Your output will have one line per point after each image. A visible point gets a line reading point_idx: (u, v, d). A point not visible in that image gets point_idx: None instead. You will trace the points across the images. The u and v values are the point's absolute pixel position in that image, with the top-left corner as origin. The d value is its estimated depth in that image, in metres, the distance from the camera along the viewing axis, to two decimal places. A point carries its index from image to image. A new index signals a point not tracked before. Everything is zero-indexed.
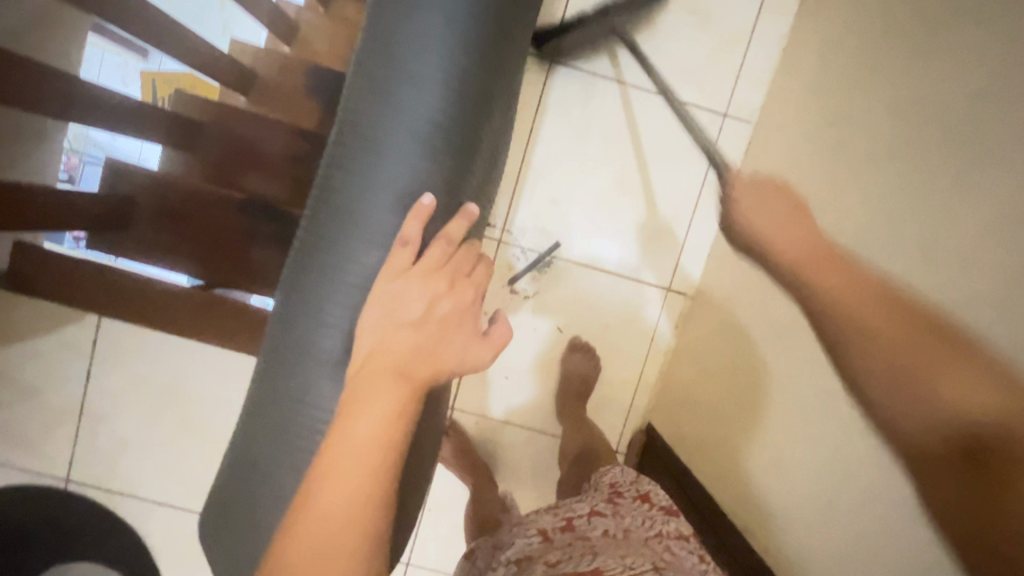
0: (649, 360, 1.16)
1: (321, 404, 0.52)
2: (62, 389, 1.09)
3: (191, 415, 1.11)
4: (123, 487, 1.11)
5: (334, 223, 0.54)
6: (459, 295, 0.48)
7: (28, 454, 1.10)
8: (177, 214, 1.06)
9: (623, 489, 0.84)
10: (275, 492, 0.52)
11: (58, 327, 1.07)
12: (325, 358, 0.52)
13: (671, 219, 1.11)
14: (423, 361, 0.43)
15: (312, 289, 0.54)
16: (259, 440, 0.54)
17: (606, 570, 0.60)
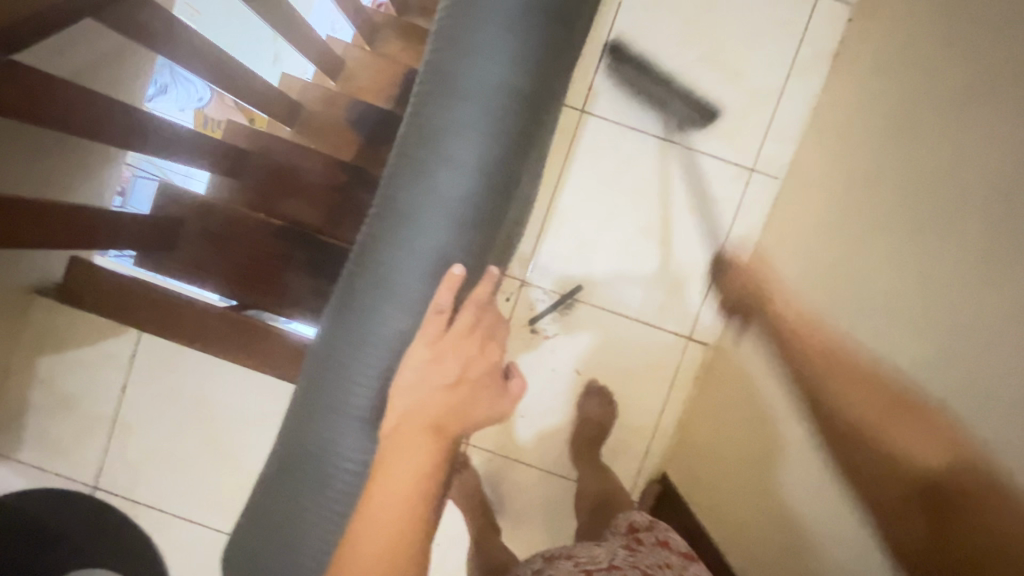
0: (667, 408, 1.15)
1: (348, 457, 0.55)
2: (98, 398, 1.14)
3: (214, 431, 1.14)
4: (144, 498, 1.15)
5: (369, 285, 0.58)
6: (488, 357, 0.50)
7: (60, 460, 1.14)
8: (219, 235, 1.12)
9: (642, 533, 0.83)
10: (302, 530, 0.56)
11: (102, 339, 1.13)
12: (354, 414, 0.55)
13: (695, 269, 1.12)
14: (453, 422, 0.46)
15: (343, 348, 0.57)
16: (285, 481, 0.58)
17: None
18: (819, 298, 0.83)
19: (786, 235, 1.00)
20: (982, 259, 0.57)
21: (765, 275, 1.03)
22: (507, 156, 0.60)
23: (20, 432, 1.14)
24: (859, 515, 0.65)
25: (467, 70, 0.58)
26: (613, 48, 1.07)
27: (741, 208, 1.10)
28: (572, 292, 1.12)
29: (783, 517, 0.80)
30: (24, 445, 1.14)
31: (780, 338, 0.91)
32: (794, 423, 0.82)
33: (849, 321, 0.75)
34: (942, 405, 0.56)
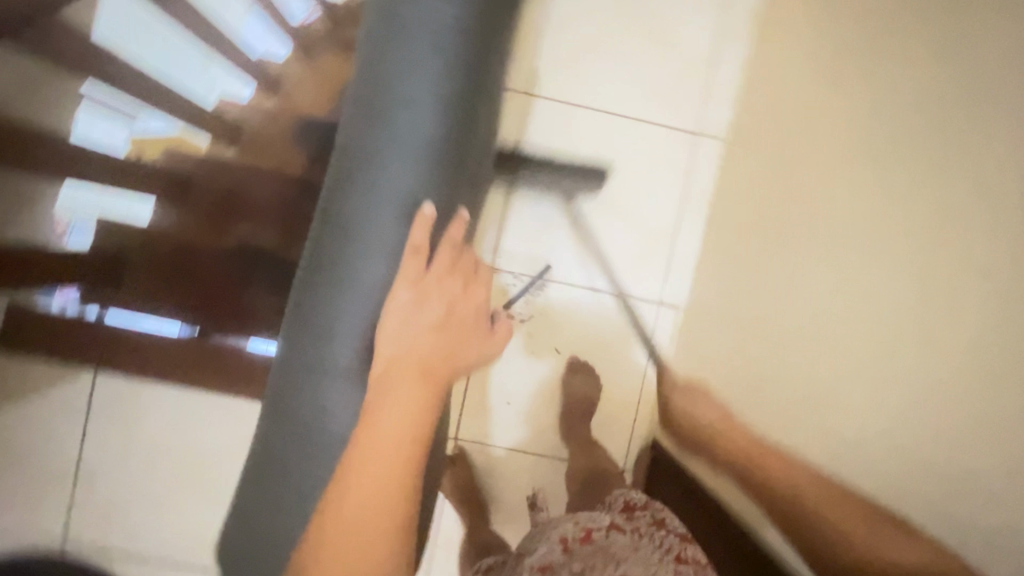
0: (649, 375, 1.16)
1: (346, 391, 0.64)
2: (56, 450, 1.06)
3: (190, 465, 1.08)
4: (122, 547, 1.08)
5: (339, 253, 0.65)
6: (471, 295, 0.63)
7: (21, 522, 1.06)
8: (169, 264, 1.06)
9: (638, 511, 0.86)
10: (313, 466, 0.64)
11: (53, 386, 1.05)
12: (348, 354, 0.63)
13: (655, 234, 1.14)
14: (441, 361, 0.58)
15: (326, 308, 0.66)
16: (293, 420, 0.66)
17: None
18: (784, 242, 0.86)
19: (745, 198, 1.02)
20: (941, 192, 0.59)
21: (725, 232, 1.06)
22: (462, 100, 0.65)
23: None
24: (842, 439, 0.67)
25: (411, 21, 0.63)
26: (555, 26, 1.08)
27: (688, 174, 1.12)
28: (542, 273, 1.12)
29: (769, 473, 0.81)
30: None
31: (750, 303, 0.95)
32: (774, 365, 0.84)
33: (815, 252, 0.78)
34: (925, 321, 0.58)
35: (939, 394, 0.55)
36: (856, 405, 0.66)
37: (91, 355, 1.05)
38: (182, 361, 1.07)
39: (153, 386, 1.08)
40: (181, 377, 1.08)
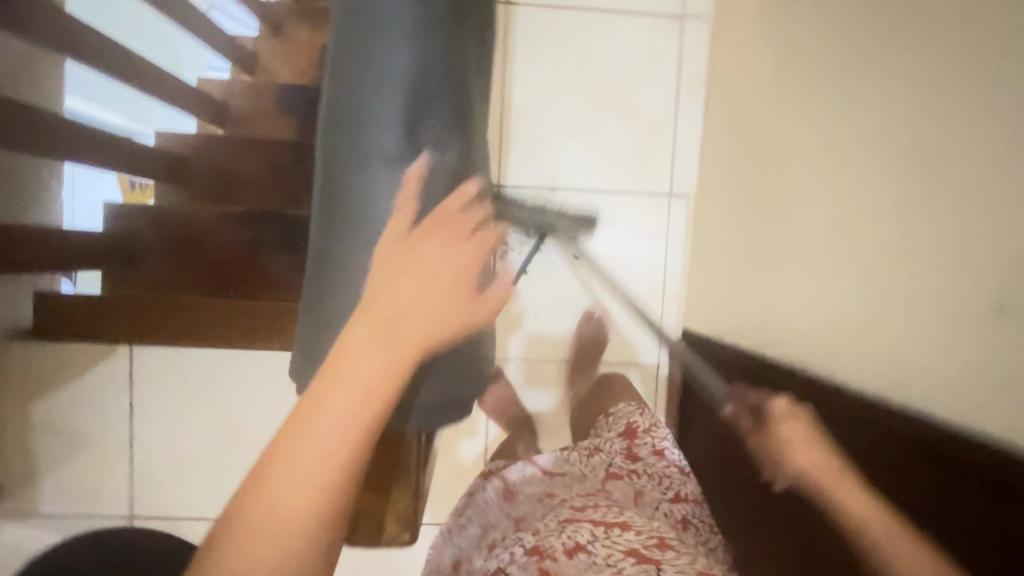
0: (670, 262, 1.22)
1: (386, 164, 0.75)
2: (107, 427, 1.08)
3: (239, 422, 1.12)
4: (186, 511, 1.11)
5: (351, 139, 0.76)
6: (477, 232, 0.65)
7: (83, 503, 1.08)
8: (183, 238, 1.12)
9: (640, 441, 0.97)
10: (361, 236, 0.75)
11: (91, 367, 1.08)
12: (385, 133, 0.75)
13: (656, 122, 1.19)
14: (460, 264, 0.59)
15: (343, 181, 0.77)
16: (340, 202, 0.77)
17: (634, 526, 0.67)
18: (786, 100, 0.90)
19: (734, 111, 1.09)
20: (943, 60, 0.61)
21: (724, 107, 1.13)
22: None
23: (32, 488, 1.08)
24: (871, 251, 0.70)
25: None
26: None
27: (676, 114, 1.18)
28: (552, 182, 1.18)
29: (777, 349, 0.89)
30: (39, 501, 1.08)
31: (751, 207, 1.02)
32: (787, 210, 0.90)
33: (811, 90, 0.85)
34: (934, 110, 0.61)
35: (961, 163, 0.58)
36: (855, 219, 0.74)
37: (122, 330, 1.08)
38: (213, 324, 1.11)
39: (187, 351, 1.11)
40: (211, 339, 1.10)
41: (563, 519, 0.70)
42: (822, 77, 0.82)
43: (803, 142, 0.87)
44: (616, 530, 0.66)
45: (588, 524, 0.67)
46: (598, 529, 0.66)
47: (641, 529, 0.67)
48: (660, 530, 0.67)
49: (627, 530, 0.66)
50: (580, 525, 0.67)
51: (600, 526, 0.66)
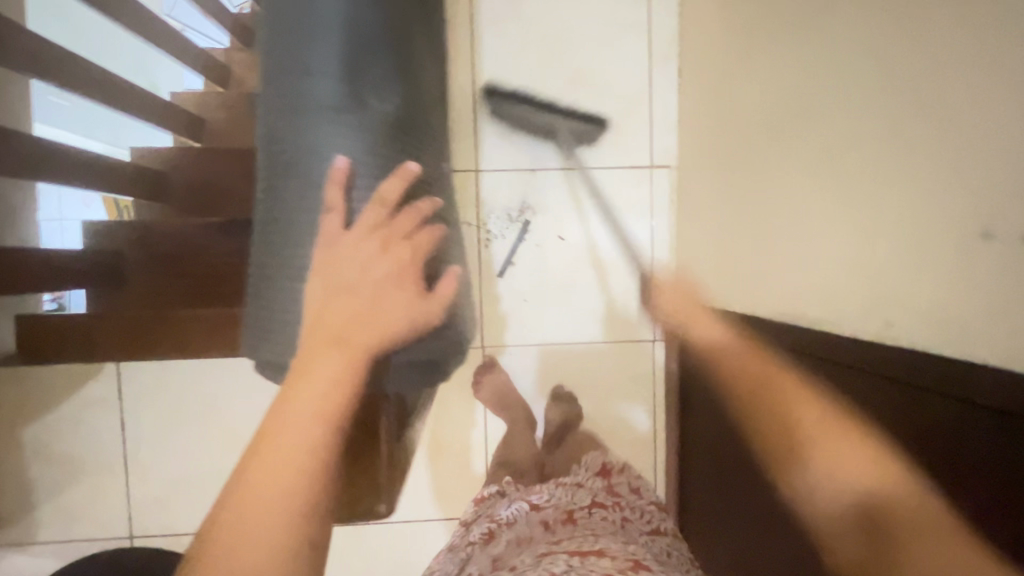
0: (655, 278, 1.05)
1: (330, 140, 0.64)
2: (101, 447, 1.08)
3: (230, 434, 1.10)
4: (186, 526, 1.11)
5: (293, 157, 0.65)
6: (394, 253, 0.65)
7: (86, 522, 1.09)
8: (164, 253, 1.06)
9: (616, 475, 0.87)
10: (301, 232, 0.65)
11: (80, 387, 1.07)
12: (321, 105, 0.63)
13: (635, 104, 1.01)
14: (365, 328, 0.60)
15: (283, 211, 0.67)
16: (277, 178, 0.67)
17: (610, 552, 0.59)
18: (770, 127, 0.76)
19: (699, 53, 0.94)
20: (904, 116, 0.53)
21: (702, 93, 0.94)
22: None
23: (32, 515, 1.08)
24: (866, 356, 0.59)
25: None
26: None
27: (654, 114, 1.01)
28: (524, 187, 1.01)
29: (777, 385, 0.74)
30: (42, 525, 1.08)
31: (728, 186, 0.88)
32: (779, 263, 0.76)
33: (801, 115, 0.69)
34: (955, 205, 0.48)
35: (983, 286, 0.46)
36: (836, 288, 0.64)
37: (107, 347, 1.05)
38: (193, 334, 1.06)
39: (174, 365, 1.08)
40: (196, 351, 1.07)
41: (540, 554, 0.60)
42: (810, 105, 0.67)
43: (786, 174, 0.73)
44: (592, 559, 0.57)
45: (563, 556, 0.58)
46: (573, 559, 0.57)
47: (618, 555, 0.59)
48: (637, 554, 0.60)
49: (602, 558, 0.57)
50: (555, 557, 0.58)
51: (576, 555, 0.58)
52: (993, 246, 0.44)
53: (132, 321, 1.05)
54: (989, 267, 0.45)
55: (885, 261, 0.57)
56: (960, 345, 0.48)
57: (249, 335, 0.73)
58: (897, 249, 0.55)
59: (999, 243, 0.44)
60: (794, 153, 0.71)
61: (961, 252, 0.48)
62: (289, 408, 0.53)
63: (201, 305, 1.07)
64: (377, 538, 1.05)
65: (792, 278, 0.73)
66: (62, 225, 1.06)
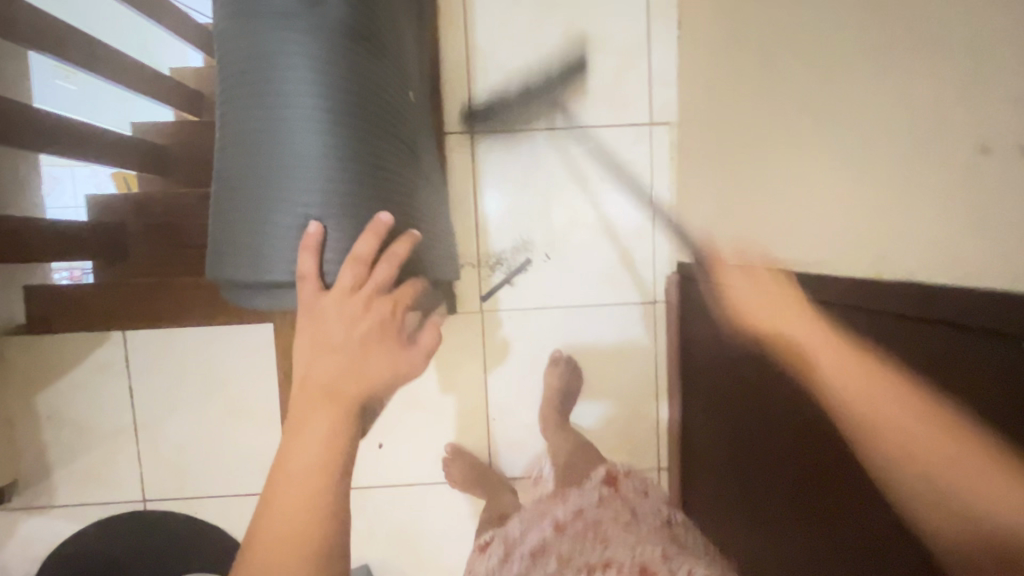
0: (657, 234, 1.02)
1: (291, 58, 0.57)
2: (110, 413, 1.11)
3: (232, 397, 1.11)
4: (195, 488, 1.13)
5: (256, 85, 0.59)
6: (377, 311, 0.61)
7: (99, 485, 1.12)
8: (164, 222, 1.07)
9: (623, 481, 1.00)
10: (276, 168, 0.59)
11: (88, 354, 1.09)
12: (280, 16, 0.57)
13: (631, 55, 0.98)
14: (350, 383, 0.60)
15: (250, 140, 0.60)
16: (237, 110, 0.60)
17: (617, 561, 0.80)
18: (767, 64, 0.73)
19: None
20: (899, 32, 0.51)
21: (701, 36, 0.91)
22: None
23: (47, 482, 1.11)
24: (854, 293, 0.58)
25: None
26: None
27: (653, 69, 0.98)
28: (519, 144, 0.99)
29: (786, 338, 0.68)
30: (56, 491, 1.12)
31: (729, 133, 0.84)
32: (778, 208, 0.73)
33: (799, 49, 0.67)
34: (943, 124, 0.47)
35: (972, 202, 0.44)
36: (836, 224, 0.62)
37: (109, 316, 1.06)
38: (195, 300, 1.07)
39: (178, 332, 1.09)
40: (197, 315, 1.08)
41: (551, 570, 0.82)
42: (810, 37, 0.64)
43: (784, 113, 0.70)
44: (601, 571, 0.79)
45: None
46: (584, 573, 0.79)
47: (626, 562, 0.79)
48: (643, 557, 0.80)
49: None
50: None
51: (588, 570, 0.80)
52: (990, 160, 0.42)
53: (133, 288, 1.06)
54: (984, 187, 0.43)
55: (884, 194, 0.54)
56: (958, 269, 0.46)
57: (213, 278, 0.66)
58: (900, 170, 0.52)
59: (996, 158, 0.41)
60: (793, 94, 0.68)
61: (956, 167, 0.45)
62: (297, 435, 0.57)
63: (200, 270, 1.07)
64: (381, 500, 1.06)
65: (793, 225, 0.70)
66: (78, 209, 1.08)
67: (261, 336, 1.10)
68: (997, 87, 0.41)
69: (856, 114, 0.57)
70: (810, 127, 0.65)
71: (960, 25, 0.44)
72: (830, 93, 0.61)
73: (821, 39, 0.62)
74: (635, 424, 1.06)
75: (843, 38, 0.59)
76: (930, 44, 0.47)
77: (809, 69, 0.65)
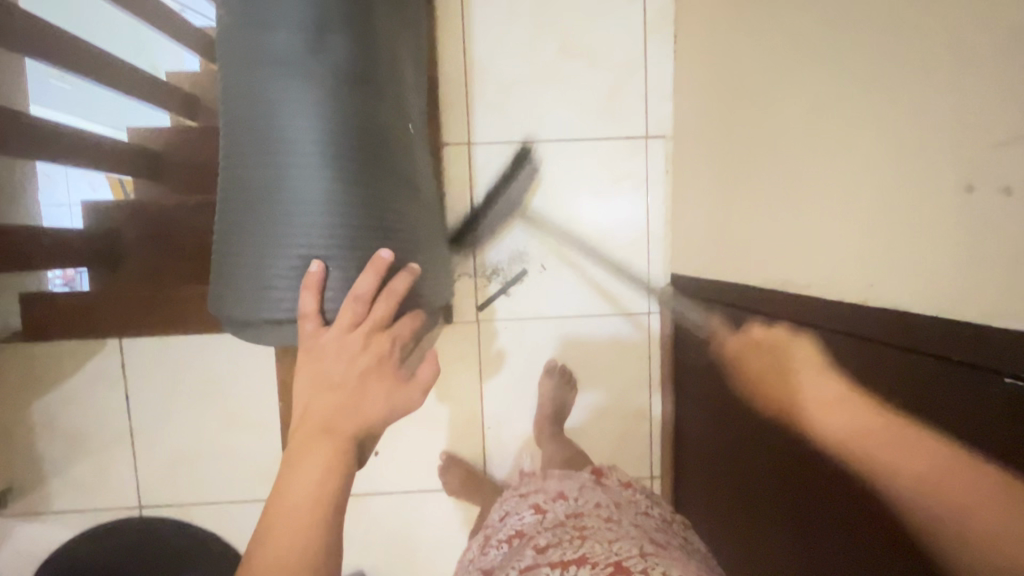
0: (652, 247, 1.03)
1: (293, 104, 0.59)
2: (105, 420, 1.11)
3: (229, 405, 1.11)
4: (192, 495, 1.13)
5: (259, 128, 0.60)
6: (375, 348, 0.61)
7: (95, 491, 1.12)
8: (159, 231, 1.06)
9: (607, 476, 0.82)
10: (276, 209, 0.61)
11: (84, 361, 1.09)
12: (283, 62, 0.59)
13: (626, 68, 0.99)
14: (346, 419, 0.58)
15: (254, 187, 0.61)
16: (240, 152, 0.62)
17: (591, 557, 0.57)
18: (761, 84, 0.74)
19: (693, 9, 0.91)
20: (889, 67, 0.51)
21: (695, 52, 0.92)
22: None
23: (42, 488, 1.12)
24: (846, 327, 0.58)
25: None
26: None
27: (647, 82, 0.99)
28: (515, 157, 1.00)
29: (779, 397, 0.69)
30: (51, 497, 1.12)
31: (721, 150, 0.85)
32: (770, 225, 0.74)
33: (792, 71, 0.67)
34: (930, 160, 0.47)
35: (959, 239, 0.45)
36: (823, 248, 0.63)
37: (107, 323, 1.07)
38: (192, 308, 1.07)
39: (175, 339, 1.09)
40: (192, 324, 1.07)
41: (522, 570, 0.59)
42: (802, 60, 0.65)
43: (777, 135, 0.71)
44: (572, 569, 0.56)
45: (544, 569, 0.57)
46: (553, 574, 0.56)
47: (600, 559, 0.57)
48: (621, 553, 0.57)
49: (583, 569, 0.55)
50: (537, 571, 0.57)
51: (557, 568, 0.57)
52: (974, 199, 0.43)
53: (131, 296, 1.06)
54: (970, 223, 0.44)
55: (872, 224, 0.55)
56: (943, 301, 0.47)
57: (214, 311, 0.68)
58: (885, 202, 0.53)
59: (981, 195, 0.42)
60: (785, 120, 0.69)
61: (942, 204, 0.46)
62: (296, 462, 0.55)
63: (195, 279, 1.07)
64: (376, 507, 1.06)
65: (783, 248, 0.71)
66: (72, 211, 1.06)
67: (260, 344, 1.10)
68: (980, 128, 0.42)
69: (845, 143, 0.58)
70: (802, 150, 0.66)
71: (951, 65, 0.45)
72: (821, 118, 0.62)
73: (814, 63, 0.63)
74: (628, 433, 1.07)
75: (834, 65, 0.60)
76: (923, 81, 0.48)
77: (802, 92, 0.65)
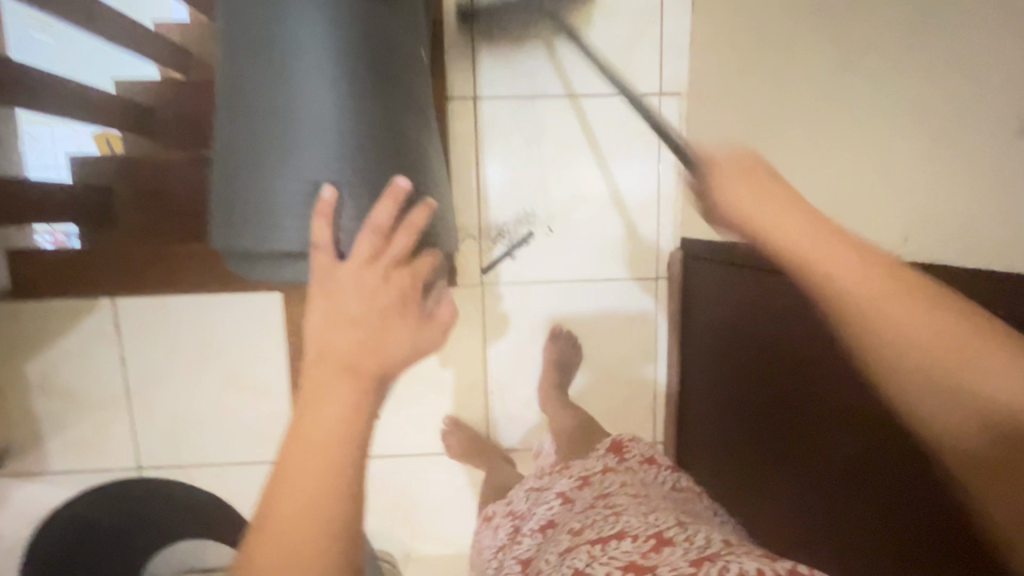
0: (664, 210, 1.00)
1: (304, 15, 0.57)
2: (102, 381, 1.09)
3: (229, 368, 1.09)
4: (192, 456, 1.12)
5: (266, 42, 0.58)
6: (397, 284, 0.54)
7: (93, 451, 1.11)
8: (150, 189, 1.02)
9: (628, 447, 0.82)
10: (285, 125, 0.58)
11: (77, 321, 1.06)
12: None
13: (642, 20, 0.94)
14: (370, 357, 0.50)
15: (260, 104, 0.59)
16: (243, 67, 0.59)
17: (630, 531, 0.56)
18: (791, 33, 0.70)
19: None
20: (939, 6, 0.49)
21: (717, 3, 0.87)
22: None
23: (39, 448, 1.10)
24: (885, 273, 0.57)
25: None
26: None
27: (664, 37, 0.94)
28: (524, 113, 0.96)
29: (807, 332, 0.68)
30: (48, 457, 1.11)
31: (742, 107, 0.82)
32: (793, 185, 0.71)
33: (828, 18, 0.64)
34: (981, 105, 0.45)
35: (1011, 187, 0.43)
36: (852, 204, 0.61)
37: (100, 282, 1.04)
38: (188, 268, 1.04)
39: (171, 300, 1.06)
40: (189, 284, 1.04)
41: (563, 552, 0.59)
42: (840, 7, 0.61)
43: (807, 87, 0.68)
44: (612, 544, 0.56)
45: (584, 547, 0.57)
46: (595, 549, 0.56)
47: (639, 532, 0.56)
48: (659, 524, 0.57)
49: (623, 542, 0.55)
50: (578, 550, 0.57)
51: (597, 544, 0.56)
52: None
53: (124, 255, 1.03)
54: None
55: (909, 175, 0.53)
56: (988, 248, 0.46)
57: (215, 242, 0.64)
58: (926, 151, 0.51)
59: None
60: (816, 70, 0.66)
61: (993, 149, 0.44)
62: (311, 414, 0.47)
63: (191, 238, 1.03)
64: (379, 470, 1.06)
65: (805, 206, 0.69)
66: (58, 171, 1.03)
67: (258, 306, 1.08)
68: None
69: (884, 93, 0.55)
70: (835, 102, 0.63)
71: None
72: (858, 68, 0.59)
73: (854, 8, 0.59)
74: (633, 400, 1.06)
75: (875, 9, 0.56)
76: (976, 20, 0.45)
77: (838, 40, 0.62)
